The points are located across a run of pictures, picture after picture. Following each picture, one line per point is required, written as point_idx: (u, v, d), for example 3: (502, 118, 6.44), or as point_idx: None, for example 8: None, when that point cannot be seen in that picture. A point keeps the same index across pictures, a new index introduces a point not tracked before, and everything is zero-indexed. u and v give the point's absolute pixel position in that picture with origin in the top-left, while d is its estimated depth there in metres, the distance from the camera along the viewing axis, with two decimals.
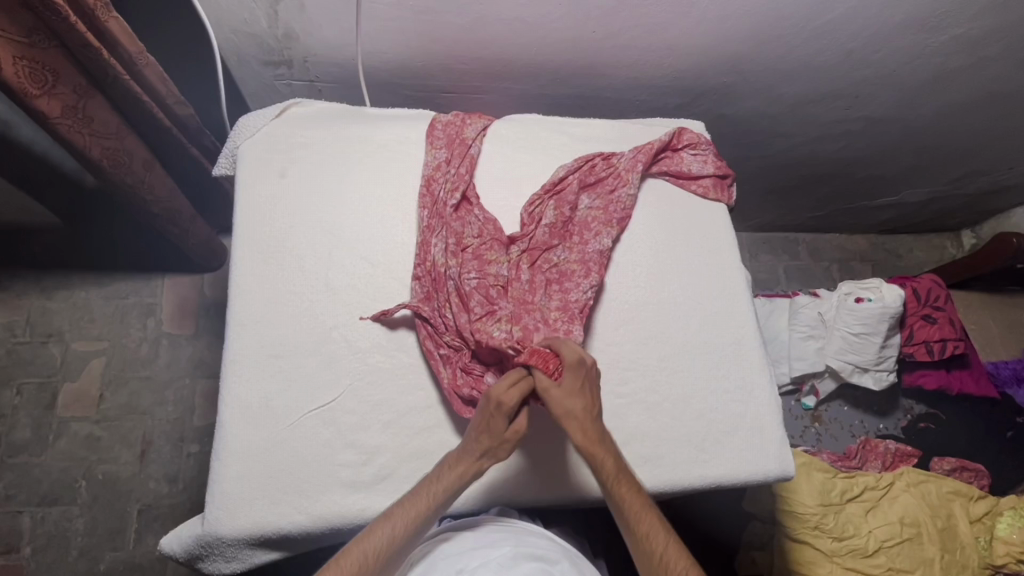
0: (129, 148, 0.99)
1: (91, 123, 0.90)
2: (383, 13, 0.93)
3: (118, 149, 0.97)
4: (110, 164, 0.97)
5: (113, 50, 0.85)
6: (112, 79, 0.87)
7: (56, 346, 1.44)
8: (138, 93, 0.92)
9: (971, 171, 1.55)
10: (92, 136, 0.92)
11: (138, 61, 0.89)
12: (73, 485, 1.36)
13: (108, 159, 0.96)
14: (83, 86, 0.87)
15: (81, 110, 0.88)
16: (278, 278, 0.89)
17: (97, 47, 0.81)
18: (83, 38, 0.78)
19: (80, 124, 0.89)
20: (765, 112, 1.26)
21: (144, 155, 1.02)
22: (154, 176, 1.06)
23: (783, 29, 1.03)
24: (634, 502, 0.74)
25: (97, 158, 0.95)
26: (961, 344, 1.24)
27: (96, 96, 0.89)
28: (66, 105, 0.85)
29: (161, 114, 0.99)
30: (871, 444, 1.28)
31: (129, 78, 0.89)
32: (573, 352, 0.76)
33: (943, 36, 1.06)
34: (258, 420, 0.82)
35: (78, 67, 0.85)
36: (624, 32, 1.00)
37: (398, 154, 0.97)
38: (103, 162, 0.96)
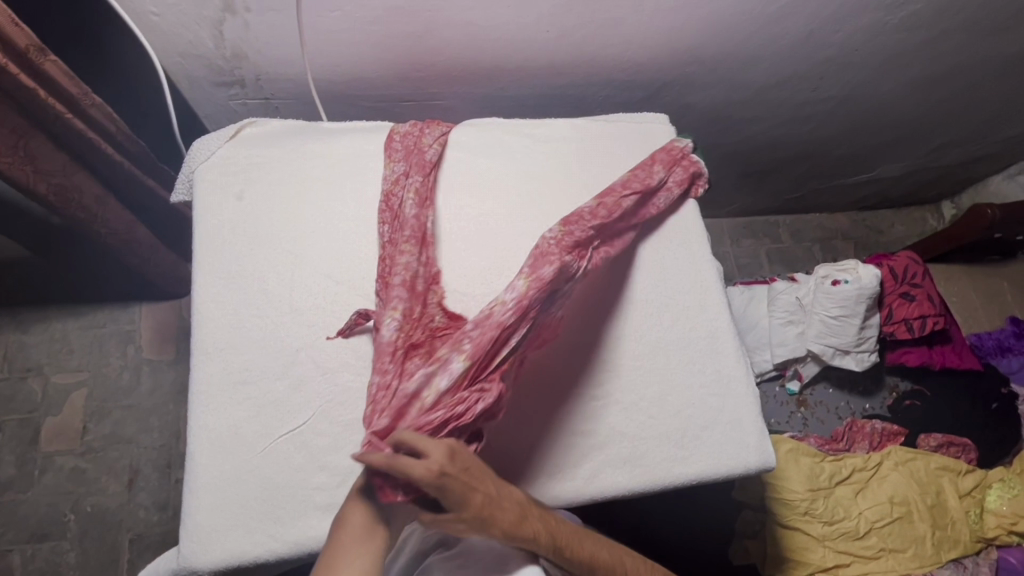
0: (78, 185, 0.98)
1: (35, 162, 0.90)
2: (331, 27, 0.91)
3: (67, 186, 0.96)
4: (58, 201, 0.97)
5: (56, 92, 0.84)
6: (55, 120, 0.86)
7: (35, 381, 1.43)
8: (84, 132, 0.91)
9: (944, 143, 1.54)
10: (36, 174, 0.91)
11: (82, 101, 0.88)
12: (61, 520, 1.35)
13: (55, 196, 0.96)
14: (24, 126, 0.86)
15: (22, 150, 0.88)
16: (241, 304, 0.87)
17: (33, 89, 0.81)
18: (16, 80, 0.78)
19: (23, 164, 0.89)
20: (731, 100, 1.25)
21: (96, 191, 1.02)
22: (109, 209, 1.06)
23: (739, 16, 1.02)
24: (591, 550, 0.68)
25: (45, 195, 0.94)
26: (940, 319, 1.24)
27: (39, 135, 0.89)
28: (6, 145, 0.85)
29: (112, 150, 0.98)
30: (857, 425, 1.27)
31: (73, 118, 0.88)
32: (422, 473, 0.54)
33: (901, 12, 1.05)
34: (227, 449, 0.81)
35: (19, 109, 0.84)
36: (578, 30, 0.99)
37: (357, 169, 0.96)
38: (50, 198, 0.95)
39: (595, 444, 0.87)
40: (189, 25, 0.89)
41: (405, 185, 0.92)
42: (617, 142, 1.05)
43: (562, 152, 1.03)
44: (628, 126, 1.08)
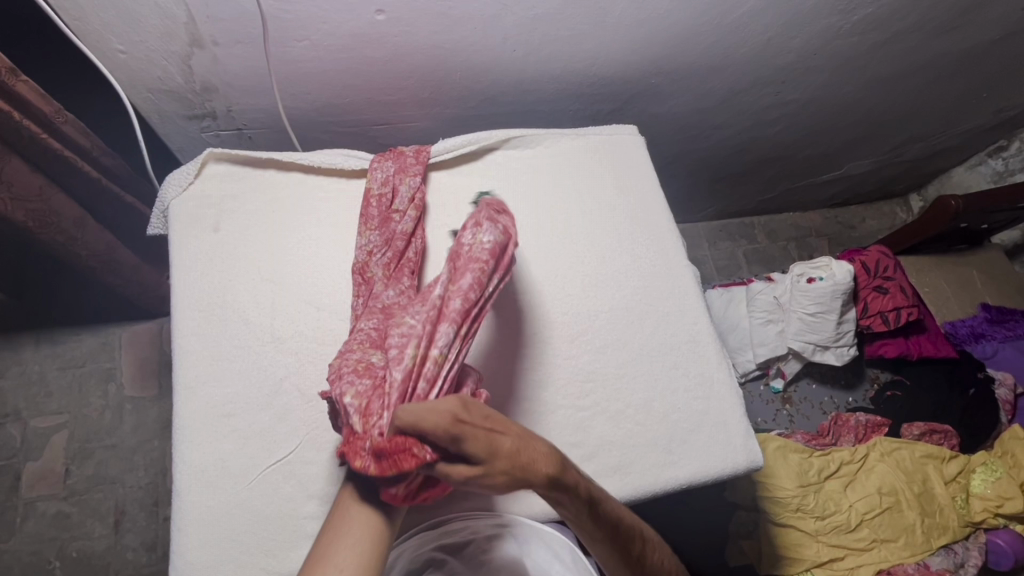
0: (56, 208, 0.97)
1: (11, 187, 0.89)
2: (298, 56, 0.92)
3: (45, 210, 0.95)
4: (37, 225, 0.96)
5: (27, 113, 0.85)
6: (27, 139, 0.87)
7: (14, 426, 1.39)
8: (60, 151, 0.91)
9: (906, 138, 1.59)
10: (13, 200, 0.91)
11: (55, 120, 0.89)
12: (46, 567, 1.31)
13: (34, 222, 0.95)
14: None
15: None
16: (221, 336, 0.87)
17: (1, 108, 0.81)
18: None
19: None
20: (697, 107, 1.28)
21: (74, 214, 1.00)
22: (88, 232, 1.04)
23: (698, 27, 1.04)
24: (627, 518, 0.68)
25: (23, 221, 0.94)
26: (915, 310, 1.26)
27: (13, 158, 0.89)
28: None
29: (86, 168, 0.97)
30: (842, 419, 1.30)
31: (46, 137, 0.89)
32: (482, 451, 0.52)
33: (854, 16, 1.09)
34: (215, 483, 0.80)
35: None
36: (543, 48, 1.01)
37: (334, 196, 0.97)
38: (29, 224, 0.95)
39: (583, 455, 0.87)
40: (158, 61, 0.89)
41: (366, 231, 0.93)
42: (588, 155, 1.07)
43: (535, 167, 1.04)
44: (599, 138, 1.09)
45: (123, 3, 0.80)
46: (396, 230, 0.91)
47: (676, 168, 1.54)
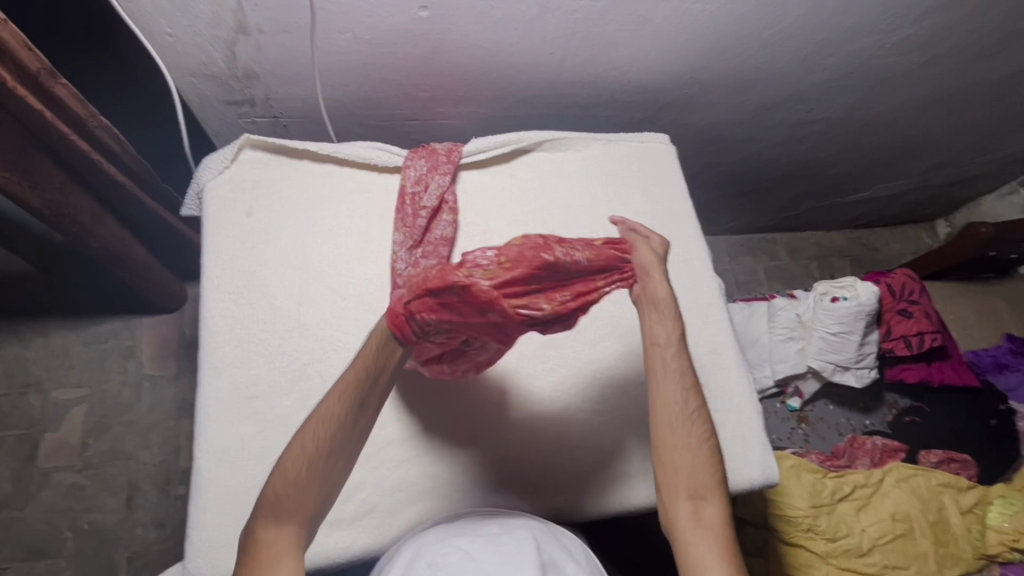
0: (73, 202, 0.98)
1: (36, 178, 0.90)
2: (340, 48, 0.94)
3: (63, 202, 0.96)
4: (51, 214, 0.96)
5: (62, 112, 0.86)
6: (57, 138, 0.88)
7: (34, 396, 1.42)
8: (88, 153, 0.93)
9: (938, 162, 1.57)
10: (34, 190, 0.91)
11: (87, 123, 0.90)
12: (58, 537, 1.33)
13: (50, 211, 0.95)
14: (23, 145, 0.86)
15: (23, 166, 0.88)
16: (249, 319, 0.88)
17: (40, 110, 0.82)
18: (25, 102, 0.79)
19: (23, 180, 0.88)
20: (729, 120, 1.28)
21: (91, 208, 1.02)
22: (103, 227, 1.06)
23: (737, 39, 1.04)
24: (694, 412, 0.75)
25: (39, 209, 0.94)
26: (938, 336, 1.25)
27: (37, 153, 0.89)
28: (6, 162, 0.85)
29: (110, 168, 0.99)
30: (858, 441, 1.28)
31: (77, 138, 0.90)
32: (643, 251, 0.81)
33: (895, 36, 1.08)
34: (234, 464, 0.81)
35: (20, 127, 0.85)
36: (581, 52, 1.02)
37: (365, 188, 0.98)
38: (44, 212, 0.95)
39: (600, 460, 0.88)
40: (203, 46, 0.91)
41: (398, 223, 0.94)
42: (619, 162, 1.08)
43: (565, 172, 1.05)
44: (630, 145, 1.10)
45: None
46: (438, 244, 0.94)
47: (703, 180, 1.53)
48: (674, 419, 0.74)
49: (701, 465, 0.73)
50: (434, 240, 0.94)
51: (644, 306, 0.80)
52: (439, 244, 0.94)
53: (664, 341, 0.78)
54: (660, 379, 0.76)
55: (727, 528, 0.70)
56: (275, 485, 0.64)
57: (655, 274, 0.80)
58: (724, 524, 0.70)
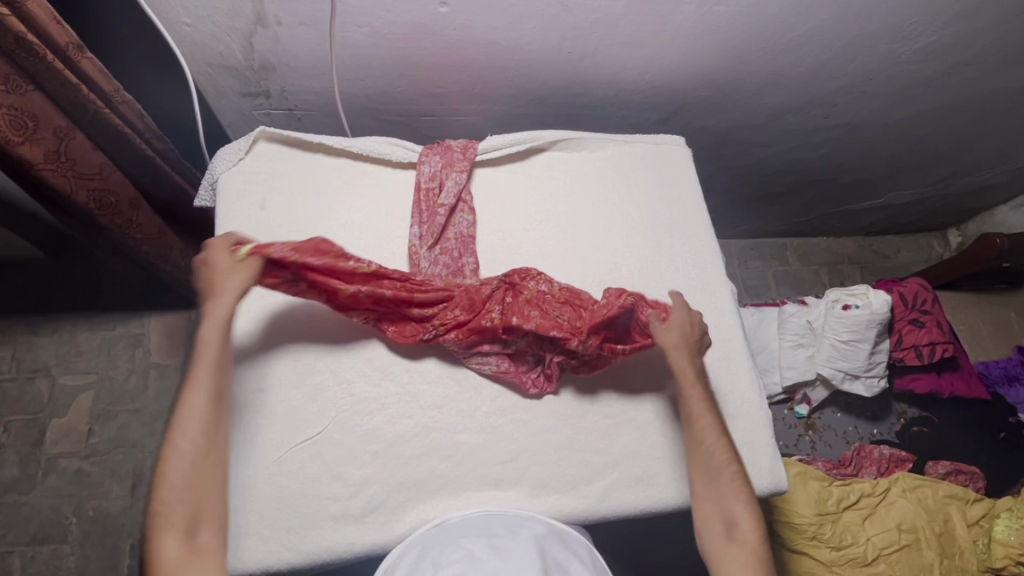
0: (113, 187, 0.99)
1: (76, 164, 0.91)
2: (358, 42, 0.93)
3: (104, 191, 0.97)
4: (98, 206, 0.97)
5: (91, 87, 0.85)
6: (90, 114, 0.88)
7: (43, 381, 1.42)
8: (119, 126, 0.92)
9: (952, 171, 1.56)
10: (77, 179, 0.92)
11: (116, 96, 0.89)
12: (63, 522, 1.34)
13: (96, 204, 0.96)
14: (63, 127, 0.87)
15: (64, 153, 0.89)
16: (259, 313, 0.87)
17: (75, 83, 0.83)
18: (58, 74, 0.80)
19: (65, 168, 0.89)
20: (745, 124, 1.27)
21: (129, 194, 1.03)
22: (141, 214, 1.07)
23: (757, 43, 1.03)
24: (722, 446, 0.83)
25: (86, 202, 0.95)
26: (950, 347, 1.25)
27: (76, 135, 0.90)
28: (49, 151, 0.87)
29: (142, 147, 0.98)
30: (865, 450, 1.27)
31: (109, 112, 0.90)
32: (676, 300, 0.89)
33: (916, 43, 1.07)
34: (242, 457, 0.81)
35: (57, 107, 0.86)
36: (598, 52, 1.01)
37: (380, 183, 0.98)
38: (91, 206, 0.96)
39: (608, 463, 0.87)
40: (220, 36, 0.91)
41: (413, 220, 0.94)
42: (636, 163, 1.07)
43: (580, 172, 1.04)
44: (646, 147, 1.09)
45: None
46: (460, 244, 0.94)
47: (716, 183, 1.52)
48: (707, 450, 0.83)
49: (738, 491, 0.81)
50: (454, 238, 0.94)
51: (673, 355, 0.86)
52: (460, 243, 0.94)
53: (692, 386, 0.85)
54: (693, 419, 0.84)
55: (762, 544, 0.78)
56: (161, 500, 0.67)
57: (669, 333, 0.87)
58: (758, 541, 0.78)
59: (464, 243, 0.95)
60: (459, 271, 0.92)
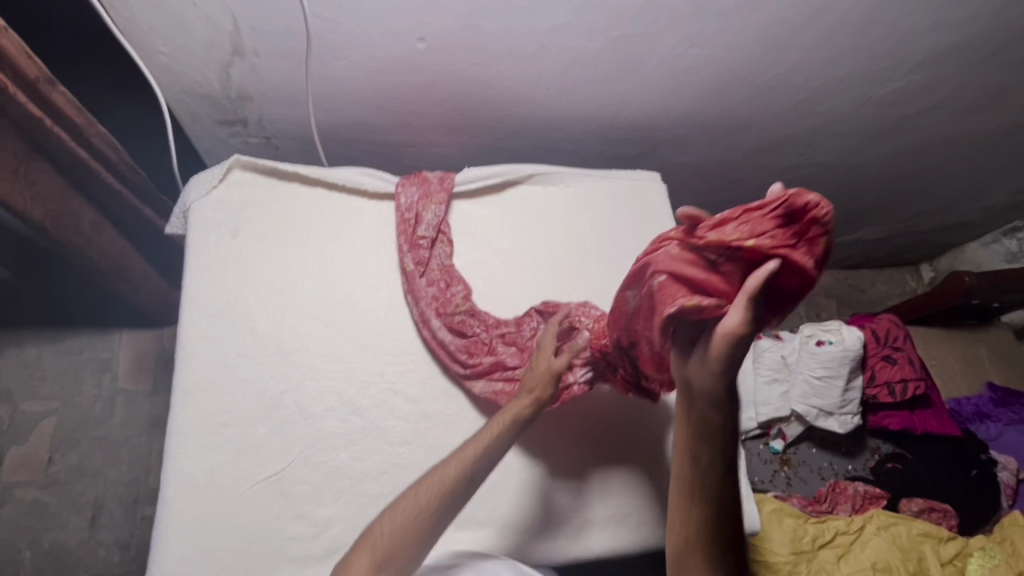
0: (75, 210, 0.98)
1: (34, 186, 0.89)
2: (336, 74, 0.94)
3: (63, 211, 0.95)
4: (54, 226, 0.94)
5: (59, 119, 0.86)
6: (54, 144, 0.88)
7: (2, 407, 1.37)
8: (86, 159, 0.93)
9: (923, 210, 1.60)
10: (34, 198, 0.90)
11: (87, 130, 0.91)
12: (15, 556, 1.28)
13: (52, 221, 0.93)
14: (23, 152, 0.86)
15: (23, 175, 0.86)
16: (227, 344, 0.86)
17: (41, 117, 0.82)
18: (24, 109, 0.79)
19: (22, 187, 0.87)
20: (720, 161, 1.30)
21: (91, 216, 1.02)
22: (104, 237, 1.06)
23: (731, 84, 1.06)
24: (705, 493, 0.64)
25: (41, 221, 0.92)
26: (921, 384, 1.26)
27: (36, 160, 0.89)
28: (8, 170, 0.84)
29: (106, 175, 0.99)
30: (840, 487, 1.27)
31: (75, 145, 0.90)
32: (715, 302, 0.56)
33: (884, 88, 1.10)
34: (202, 494, 0.78)
35: (19, 135, 0.84)
36: (576, 88, 1.02)
37: (354, 214, 0.98)
38: (47, 224, 0.93)
39: (578, 502, 0.86)
40: (198, 66, 0.91)
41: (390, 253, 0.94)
42: (611, 199, 1.08)
43: (556, 206, 1.05)
44: (623, 183, 1.10)
45: (172, 8, 0.81)
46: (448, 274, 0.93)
47: None
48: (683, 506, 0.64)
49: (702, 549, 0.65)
50: (437, 268, 0.93)
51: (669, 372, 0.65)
52: (446, 273, 0.93)
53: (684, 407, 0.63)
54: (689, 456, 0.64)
55: None
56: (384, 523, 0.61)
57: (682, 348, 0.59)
58: None
59: (449, 274, 0.94)
60: (448, 301, 0.91)
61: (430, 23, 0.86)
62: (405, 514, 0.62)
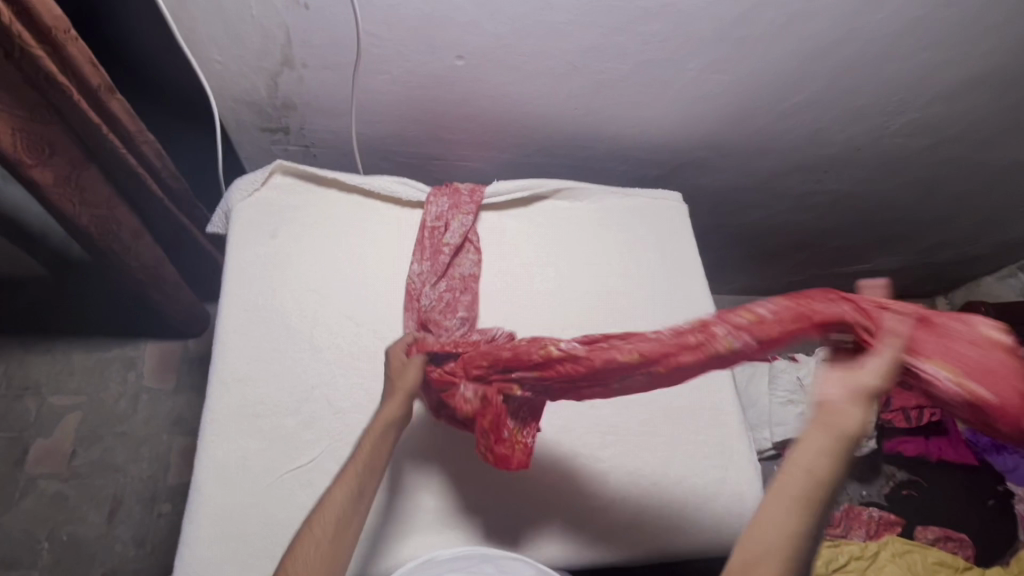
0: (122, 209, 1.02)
1: (84, 192, 0.93)
2: (377, 87, 0.99)
3: (107, 218, 0.99)
4: (99, 232, 0.98)
5: (112, 126, 0.91)
6: (107, 151, 0.93)
7: (31, 400, 1.40)
8: (134, 166, 0.97)
9: (939, 241, 1.62)
10: (82, 205, 0.94)
11: (136, 138, 0.95)
12: (34, 547, 1.29)
13: (96, 228, 0.98)
14: (77, 158, 0.91)
15: (73, 181, 0.91)
16: (261, 339, 0.89)
17: (97, 123, 0.87)
18: (83, 114, 0.85)
19: (72, 193, 0.91)
20: (740, 184, 1.33)
21: (133, 224, 1.05)
22: (142, 245, 1.08)
23: (753, 108, 1.10)
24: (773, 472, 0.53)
25: (86, 227, 0.96)
26: (936, 411, 1.28)
27: (90, 167, 0.94)
28: (60, 175, 0.89)
29: (152, 186, 1.03)
30: (854, 512, 1.26)
31: (126, 153, 0.95)
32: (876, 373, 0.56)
33: (901, 118, 1.14)
34: (234, 482, 0.81)
35: (75, 141, 0.90)
36: (603, 108, 1.07)
37: (386, 219, 1.02)
38: (90, 231, 0.97)
39: (596, 507, 0.87)
40: (249, 75, 0.96)
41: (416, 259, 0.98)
42: (634, 215, 1.11)
43: (581, 221, 1.09)
44: (645, 201, 1.14)
45: (231, 20, 0.87)
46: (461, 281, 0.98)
47: (712, 239, 1.57)
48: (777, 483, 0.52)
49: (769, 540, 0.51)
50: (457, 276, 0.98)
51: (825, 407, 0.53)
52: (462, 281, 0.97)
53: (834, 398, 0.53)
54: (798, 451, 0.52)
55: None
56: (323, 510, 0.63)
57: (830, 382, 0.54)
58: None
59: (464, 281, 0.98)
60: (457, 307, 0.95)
61: (469, 41, 0.91)
62: (327, 518, 0.62)
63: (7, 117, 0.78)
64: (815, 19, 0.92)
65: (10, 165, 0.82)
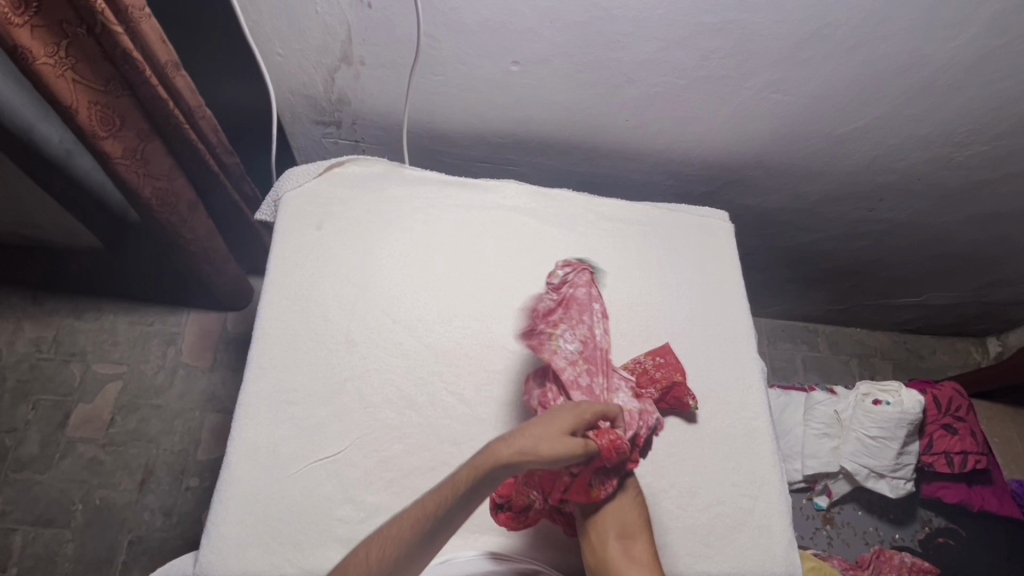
0: (176, 190, 1.04)
1: (148, 164, 0.96)
2: (431, 87, 1.00)
3: (167, 191, 1.02)
4: (158, 205, 1.01)
5: (177, 102, 0.94)
6: (171, 127, 0.95)
7: (77, 365, 1.46)
8: (192, 140, 0.99)
9: (996, 280, 1.54)
10: (146, 175, 0.97)
11: (196, 113, 0.98)
12: (69, 508, 1.33)
13: (157, 201, 1.01)
14: (144, 130, 0.94)
15: (139, 153, 0.94)
16: (301, 326, 0.91)
17: (163, 98, 0.90)
18: (151, 88, 0.88)
19: (137, 165, 0.94)
20: (789, 206, 1.29)
21: (189, 197, 1.07)
22: (197, 217, 1.11)
23: (811, 130, 1.07)
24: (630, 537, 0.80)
25: (148, 199, 0.99)
26: (983, 458, 1.22)
27: (154, 141, 0.96)
28: (128, 147, 0.92)
29: (211, 161, 1.06)
30: (885, 554, 1.18)
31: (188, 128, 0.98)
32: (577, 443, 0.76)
33: (967, 151, 1.09)
34: (263, 464, 0.83)
35: (144, 115, 0.93)
36: (653, 122, 1.05)
37: (428, 217, 1.02)
38: (152, 202, 1.00)
39: None
40: (307, 69, 0.98)
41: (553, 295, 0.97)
42: (676, 230, 1.10)
43: (621, 233, 1.07)
44: (689, 218, 1.12)
45: (296, 15, 0.89)
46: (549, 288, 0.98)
47: (754, 261, 1.53)
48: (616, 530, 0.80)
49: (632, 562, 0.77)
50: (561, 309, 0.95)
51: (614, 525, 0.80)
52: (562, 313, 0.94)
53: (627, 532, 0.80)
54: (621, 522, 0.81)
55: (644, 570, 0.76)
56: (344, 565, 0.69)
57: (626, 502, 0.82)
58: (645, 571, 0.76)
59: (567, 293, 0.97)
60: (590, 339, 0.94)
61: (526, 48, 0.92)
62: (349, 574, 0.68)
63: (85, 89, 0.82)
64: (885, 44, 0.89)
65: (83, 136, 0.86)
